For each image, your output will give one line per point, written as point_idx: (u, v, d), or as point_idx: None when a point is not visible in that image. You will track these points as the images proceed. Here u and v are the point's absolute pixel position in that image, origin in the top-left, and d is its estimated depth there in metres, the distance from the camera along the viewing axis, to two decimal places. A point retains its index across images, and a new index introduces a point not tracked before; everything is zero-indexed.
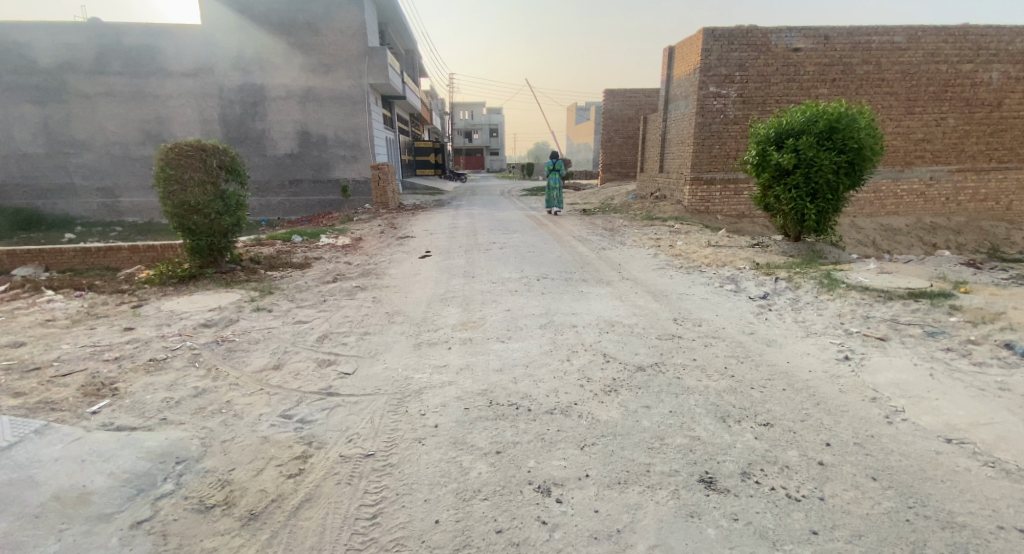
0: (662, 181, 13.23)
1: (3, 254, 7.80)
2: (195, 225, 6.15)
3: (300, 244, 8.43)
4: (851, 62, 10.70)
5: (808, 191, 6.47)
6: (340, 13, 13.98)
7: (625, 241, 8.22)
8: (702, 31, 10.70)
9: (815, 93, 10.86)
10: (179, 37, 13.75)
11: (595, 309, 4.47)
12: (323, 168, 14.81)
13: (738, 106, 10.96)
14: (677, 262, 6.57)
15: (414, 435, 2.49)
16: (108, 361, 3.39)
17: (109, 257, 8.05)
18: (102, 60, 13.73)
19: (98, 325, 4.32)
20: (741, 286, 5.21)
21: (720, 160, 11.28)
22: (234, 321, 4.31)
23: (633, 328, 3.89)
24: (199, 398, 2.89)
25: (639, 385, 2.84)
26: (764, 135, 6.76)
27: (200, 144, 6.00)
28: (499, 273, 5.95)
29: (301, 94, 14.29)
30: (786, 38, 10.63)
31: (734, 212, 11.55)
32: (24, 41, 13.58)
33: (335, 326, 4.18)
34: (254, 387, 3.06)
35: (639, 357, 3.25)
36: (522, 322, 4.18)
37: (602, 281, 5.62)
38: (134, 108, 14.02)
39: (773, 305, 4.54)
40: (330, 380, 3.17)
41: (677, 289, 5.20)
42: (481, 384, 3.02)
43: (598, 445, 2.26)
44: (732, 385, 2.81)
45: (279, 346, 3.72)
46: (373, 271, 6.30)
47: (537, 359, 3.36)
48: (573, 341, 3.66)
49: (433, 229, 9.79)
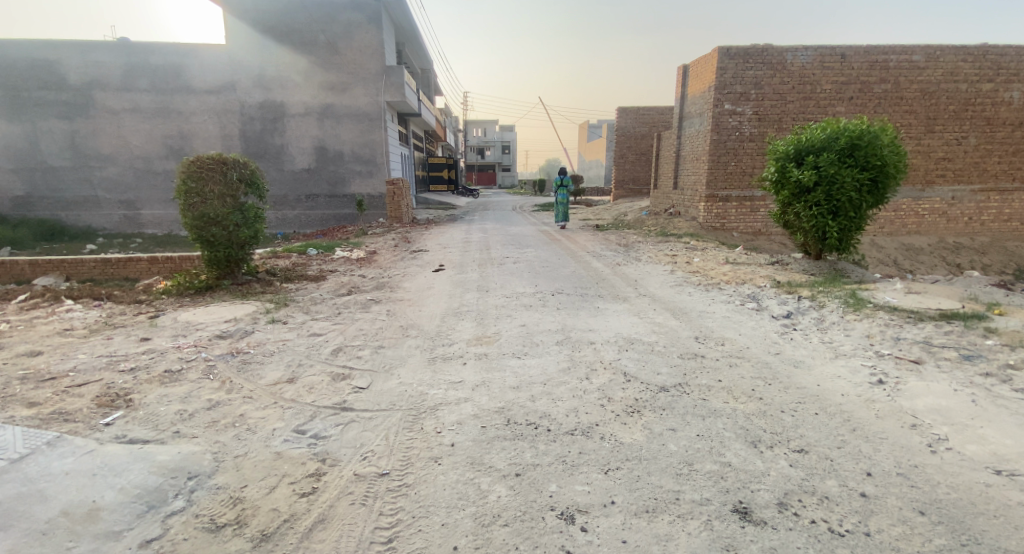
0: (676, 198, 13.16)
1: (25, 264, 7.94)
2: (212, 236, 6.18)
3: (315, 257, 8.46)
4: (869, 80, 10.61)
5: (830, 209, 6.33)
6: (359, 32, 14.26)
7: (640, 258, 8.13)
8: (717, 49, 10.70)
9: (832, 111, 10.75)
10: (202, 55, 14.10)
11: (613, 326, 4.38)
12: (338, 183, 14.98)
13: (753, 123, 10.89)
14: (695, 279, 6.47)
15: (430, 455, 2.41)
16: (124, 371, 3.37)
17: (129, 268, 8.15)
18: (128, 77, 14.12)
19: (115, 335, 4.32)
20: (762, 305, 5.09)
21: (736, 177, 11.18)
22: (249, 333, 4.29)
23: (654, 346, 3.80)
24: (213, 411, 2.84)
25: (662, 406, 2.74)
26: (783, 151, 6.66)
27: (221, 158, 6.11)
28: (514, 288, 5.90)
29: (319, 110, 14.53)
30: (801, 56, 10.59)
31: (751, 229, 11.42)
32: (56, 59, 14.03)
33: (349, 340, 4.13)
34: (268, 401, 3.01)
35: (663, 377, 3.16)
36: (538, 337, 4.10)
37: (618, 297, 5.54)
38: (158, 123, 14.35)
39: (797, 324, 4.42)
40: (344, 394, 3.11)
41: (697, 307, 5.09)
42: (498, 402, 2.94)
43: (623, 470, 2.16)
44: (762, 407, 2.71)
45: (294, 359, 3.69)
46: (387, 284, 6.28)
47: (555, 377, 3.27)
48: (592, 358, 3.57)
49: (447, 243, 9.80)
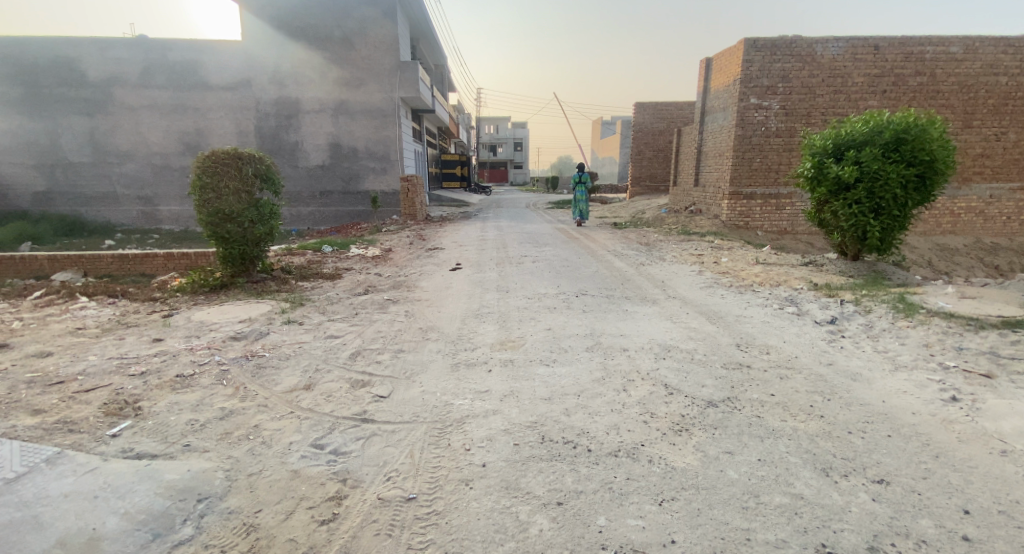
0: (697, 195, 12.79)
1: (44, 259, 7.91)
2: (227, 233, 6.04)
3: (330, 254, 8.31)
4: (903, 73, 10.14)
5: (871, 207, 5.99)
6: (375, 27, 14.10)
7: (664, 257, 7.83)
8: (743, 41, 10.33)
9: (864, 105, 10.29)
10: (218, 51, 14.04)
11: (645, 331, 4.12)
12: (353, 179, 14.85)
13: (780, 118, 10.49)
14: (725, 280, 6.18)
15: (461, 477, 2.19)
16: (134, 375, 3.20)
17: (145, 264, 8.08)
18: (147, 74, 14.13)
19: (127, 335, 4.17)
20: (803, 309, 4.79)
21: (761, 174, 10.80)
22: (265, 334, 4.11)
23: (693, 354, 3.55)
24: (226, 422, 2.66)
25: (713, 424, 2.53)
26: (820, 146, 6.32)
27: (236, 153, 5.94)
28: (535, 288, 5.66)
29: (335, 106, 14.42)
30: (832, 48, 10.17)
31: (776, 228, 11.03)
32: (76, 56, 14.07)
33: (367, 342, 3.93)
34: (284, 410, 2.82)
35: (710, 391, 2.92)
36: (566, 343, 3.85)
37: (647, 299, 5.27)
38: (175, 119, 14.35)
39: (844, 331, 4.14)
40: (364, 403, 2.90)
41: (732, 311, 4.81)
42: (530, 415, 2.71)
43: (679, 501, 1.94)
44: (826, 428, 2.49)
45: (310, 363, 3.49)
46: (404, 283, 6.08)
47: (590, 387, 3.03)
48: (627, 367, 3.32)
49: (462, 240, 9.59)
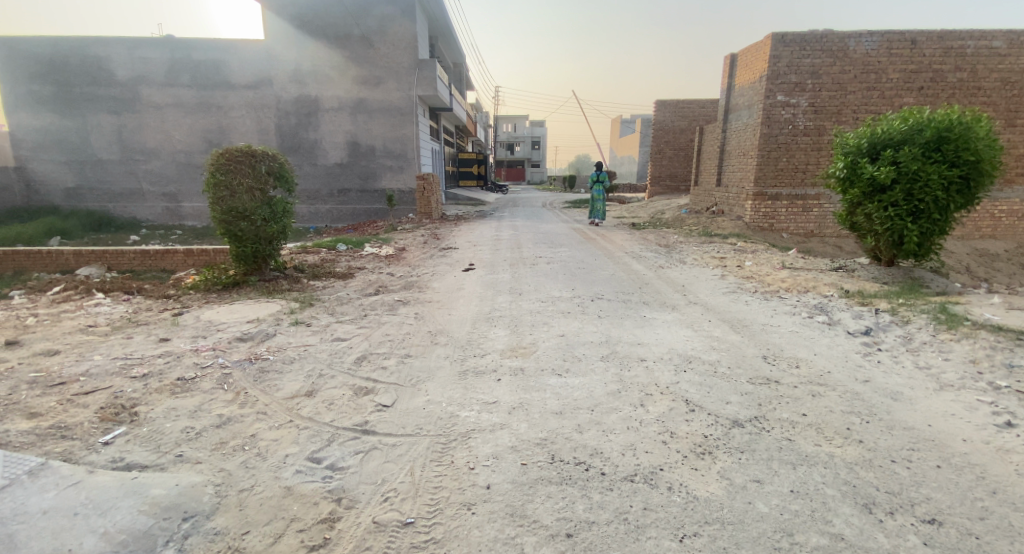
0: (720, 195, 12.43)
1: (70, 253, 8.04)
2: (241, 231, 6.00)
3: (344, 253, 8.25)
4: (941, 69, 9.65)
5: (910, 210, 5.66)
6: (394, 25, 14.05)
7: (685, 260, 7.57)
8: (771, 36, 9.95)
9: (899, 102, 9.82)
10: (241, 50, 14.15)
11: (664, 339, 3.91)
12: (371, 178, 14.85)
13: (809, 116, 10.10)
14: (750, 285, 5.91)
15: (463, 500, 2.04)
16: (135, 377, 3.12)
17: (165, 260, 8.14)
18: (171, 72, 14.32)
19: (135, 334, 4.11)
20: (834, 318, 4.55)
21: (788, 174, 10.42)
22: (271, 335, 4.01)
23: (716, 367, 3.35)
24: (222, 430, 2.55)
25: (739, 448, 2.37)
26: (854, 145, 6.00)
27: (250, 150, 5.90)
28: (549, 291, 5.49)
29: (354, 105, 14.43)
30: (865, 43, 9.73)
31: (802, 230, 10.63)
32: (105, 55, 14.32)
33: (374, 346, 3.80)
34: (283, 419, 2.70)
35: (735, 410, 2.74)
36: (580, 351, 3.66)
37: (666, 304, 5.05)
38: (198, 117, 14.53)
39: (881, 344, 3.94)
40: (365, 413, 2.77)
41: (758, 319, 4.58)
42: (539, 431, 2.55)
43: (703, 538, 1.81)
44: (865, 456, 2.31)
45: (314, 368, 3.37)
46: (416, 284, 5.96)
47: (604, 401, 2.85)
48: (644, 379, 3.13)
49: (477, 240, 9.46)
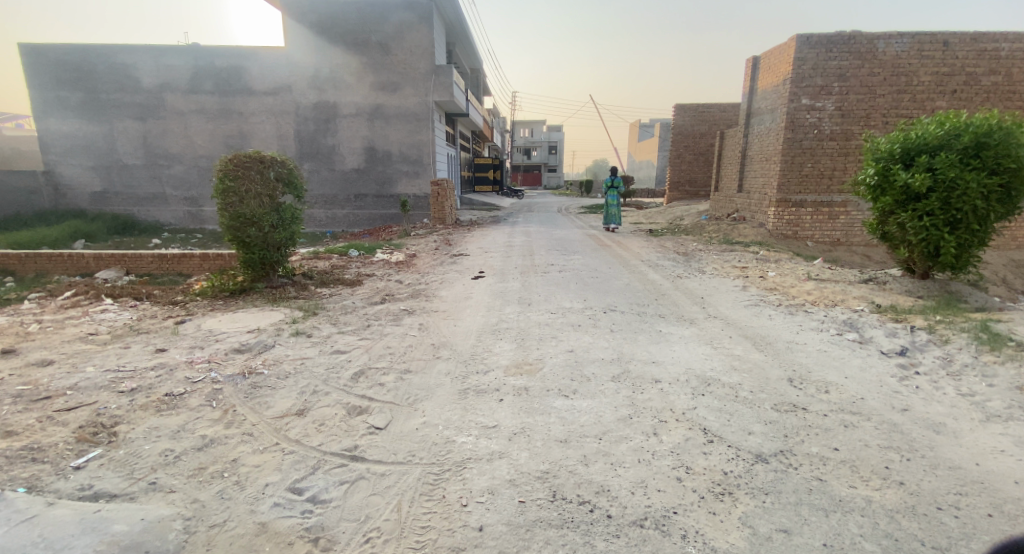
0: (741, 202, 12.06)
1: (90, 257, 8.10)
2: (248, 238, 5.92)
3: (355, 259, 8.15)
4: (977, 71, 9.18)
5: (946, 219, 5.30)
6: (412, 32, 14.05)
7: (704, 269, 7.27)
8: (795, 38, 9.61)
9: (931, 106, 9.38)
10: (261, 57, 14.28)
11: (681, 358, 3.66)
12: (386, 183, 14.83)
13: (835, 120, 9.70)
14: (773, 298, 5.61)
15: (452, 544, 1.86)
16: (123, 392, 2.98)
17: (182, 264, 8.15)
18: (194, 79, 14.52)
19: (134, 344, 4.00)
20: (865, 337, 4.26)
21: (813, 180, 10.04)
22: (270, 347, 3.87)
23: (737, 391, 3.09)
24: (202, 453, 2.39)
25: (763, 488, 2.13)
26: (886, 150, 5.64)
27: (258, 156, 5.82)
28: (560, 301, 5.27)
29: (371, 110, 14.44)
30: (895, 44, 9.31)
31: (828, 238, 10.20)
32: (131, 63, 14.58)
33: (374, 360, 3.63)
34: (268, 441, 2.53)
35: (758, 442, 2.49)
36: (590, 369, 3.43)
37: (683, 317, 4.78)
38: (218, 123, 14.70)
39: (919, 367, 3.64)
40: (356, 437, 2.59)
41: (782, 336, 4.30)
42: (541, 462, 2.35)
43: None
44: (906, 501, 2.04)
45: (309, 384, 3.20)
46: (424, 292, 5.80)
47: (614, 429, 2.63)
48: (658, 404, 2.90)
49: (490, 246, 9.28)
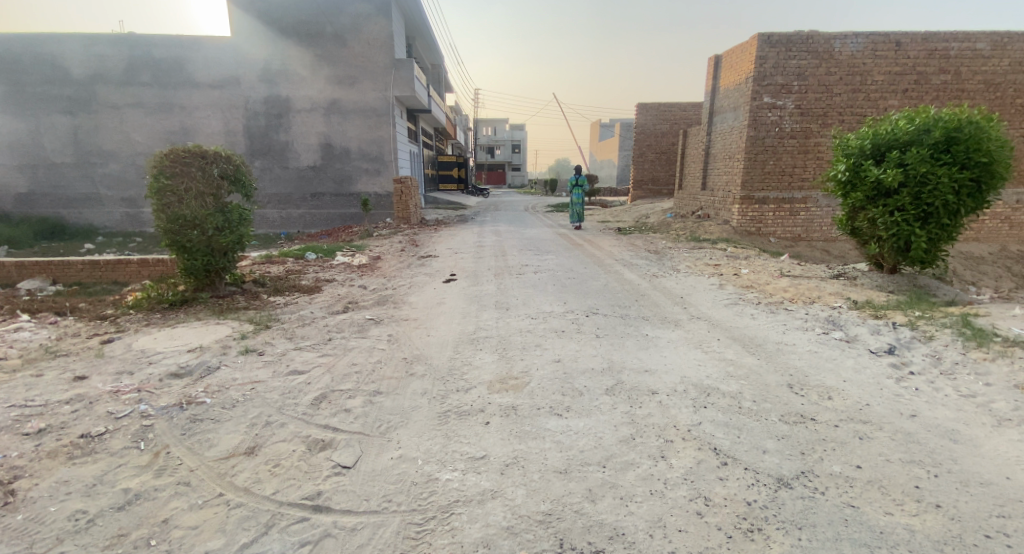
0: (704, 199, 12.13)
1: (9, 265, 7.18)
2: (189, 242, 5.32)
3: (313, 263, 7.56)
4: (926, 71, 9.50)
5: (918, 214, 5.33)
6: (369, 24, 13.40)
7: (678, 267, 7.14)
8: (757, 36, 9.67)
9: (885, 105, 9.64)
10: (205, 48, 13.29)
11: (674, 365, 3.42)
12: (344, 182, 14.14)
13: (795, 118, 9.84)
14: (752, 296, 5.50)
15: None
16: (28, 435, 2.44)
17: (117, 271, 7.34)
18: (129, 70, 13.37)
19: (49, 370, 3.39)
20: (851, 334, 4.16)
21: (775, 177, 10.16)
22: (215, 369, 3.37)
23: (740, 401, 2.86)
24: (125, 514, 1.95)
25: (796, 522, 1.89)
26: (856, 146, 5.62)
27: (200, 150, 5.21)
28: (540, 305, 4.97)
29: (326, 106, 13.70)
30: (851, 44, 9.52)
31: (790, 234, 10.37)
32: (57, 51, 13.27)
33: (338, 381, 3.21)
34: (210, 493, 2.10)
35: (775, 463, 2.25)
36: (580, 382, 3.12)
37: (668, 319, 4.57)
38: (157, 117, 13.58)
39: (912, 366, 3.53)
40: (319, 480, 2.19)
41: (770, 336, 4.14)
42: (542, 500, 2.03)
43: None
44: (950, 529, 1.85)
45: (261, 414, 2.76)
46: (391, 299, 5.37)
47: (618, 454, 2.34)
48: (660, 421, 2.63)
49: (458, 247, 8.86)
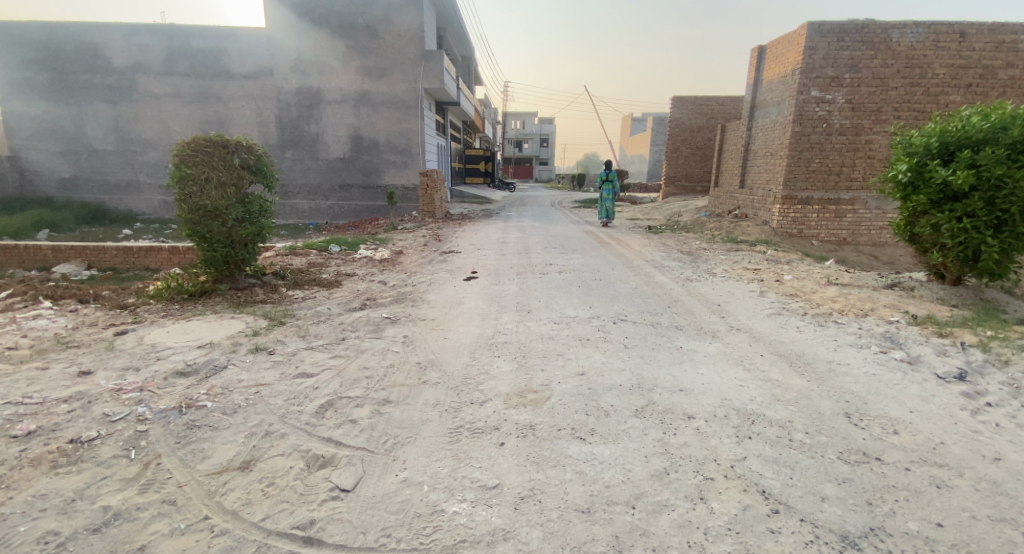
0: (742, 198, 11.55)
1: (48, 249, 7.31)
2: (209, 232, 5.23)
3: (336, 256, 7.44)
4: (993, 64, 8.72)
5: (990, 221, 4.81)
6: (400, 15, 13.25)
7: (715, 271, 6.72)
8: (806, 26, 9.05)
9: (945, 100, 8.90)
10: (240, 39, 13.38)
11: (712, 384, 3.09)
12: (372, 173, 14.08)
13: (845, 113, 9.19)
14: (796, 305, 5.08)
15: None
16: (16, 438, 2.31)
17: (150, 258, 7.38)
18: (168, 60, 13.57)
19: (57, 364, 3.29)
20: (912, 355, 3.72)
21: (820, 176, 9.53)
22: (222, 369, 3.21)
23: (791, 433, 2.51)
24: (99, 538, 1.78)
25: None
26: (921, 144, 5.09)
27: (222, 140, 5.11)
28: (564, 308, 4.68)
29: (356, 97, 13.63)
30: (910, 34, 8.80)
31: (834, 237, 9.74)
32: (101, 42, 13.58)
33: (346, 387, 2.99)
34: (194, 515, 1.91)
35: (837, 515, 1.92)
36: (608, 401, 2.83)
37: (704, 329, 4.22)
38: (192, 107, 13.76)
39: (989, 396, 3.09)
40: (314, 505, 1.98)
41: (819, 353, 3.75)
42: (561, 548, 1.76)
43: None
44: None
45: (262, 422, 2.56)
46: (409, 296, 5.16)
47: (651, 493, 2.04)
48: (700, 453, 2.32)
49: (482, 243, 8.62)
